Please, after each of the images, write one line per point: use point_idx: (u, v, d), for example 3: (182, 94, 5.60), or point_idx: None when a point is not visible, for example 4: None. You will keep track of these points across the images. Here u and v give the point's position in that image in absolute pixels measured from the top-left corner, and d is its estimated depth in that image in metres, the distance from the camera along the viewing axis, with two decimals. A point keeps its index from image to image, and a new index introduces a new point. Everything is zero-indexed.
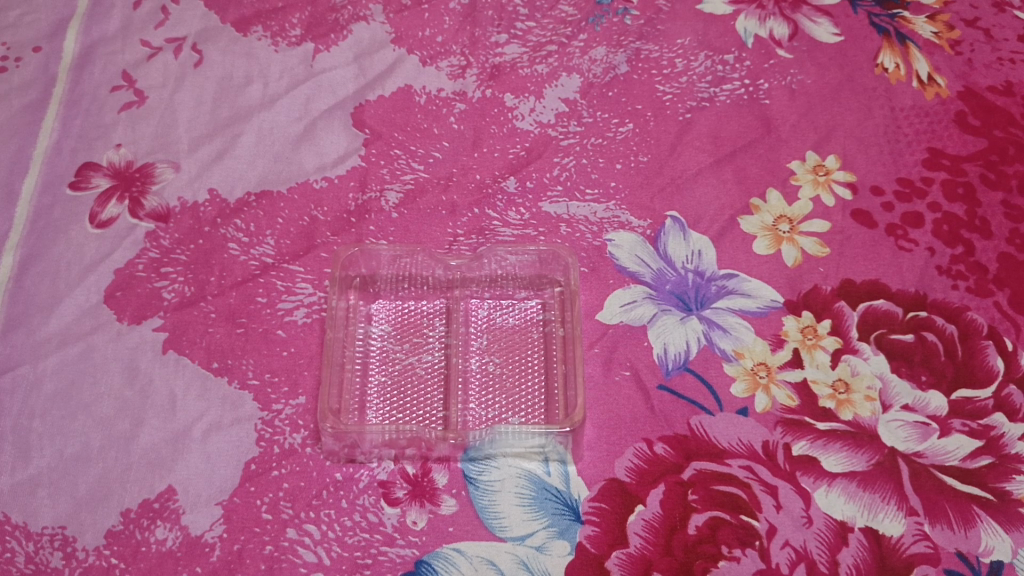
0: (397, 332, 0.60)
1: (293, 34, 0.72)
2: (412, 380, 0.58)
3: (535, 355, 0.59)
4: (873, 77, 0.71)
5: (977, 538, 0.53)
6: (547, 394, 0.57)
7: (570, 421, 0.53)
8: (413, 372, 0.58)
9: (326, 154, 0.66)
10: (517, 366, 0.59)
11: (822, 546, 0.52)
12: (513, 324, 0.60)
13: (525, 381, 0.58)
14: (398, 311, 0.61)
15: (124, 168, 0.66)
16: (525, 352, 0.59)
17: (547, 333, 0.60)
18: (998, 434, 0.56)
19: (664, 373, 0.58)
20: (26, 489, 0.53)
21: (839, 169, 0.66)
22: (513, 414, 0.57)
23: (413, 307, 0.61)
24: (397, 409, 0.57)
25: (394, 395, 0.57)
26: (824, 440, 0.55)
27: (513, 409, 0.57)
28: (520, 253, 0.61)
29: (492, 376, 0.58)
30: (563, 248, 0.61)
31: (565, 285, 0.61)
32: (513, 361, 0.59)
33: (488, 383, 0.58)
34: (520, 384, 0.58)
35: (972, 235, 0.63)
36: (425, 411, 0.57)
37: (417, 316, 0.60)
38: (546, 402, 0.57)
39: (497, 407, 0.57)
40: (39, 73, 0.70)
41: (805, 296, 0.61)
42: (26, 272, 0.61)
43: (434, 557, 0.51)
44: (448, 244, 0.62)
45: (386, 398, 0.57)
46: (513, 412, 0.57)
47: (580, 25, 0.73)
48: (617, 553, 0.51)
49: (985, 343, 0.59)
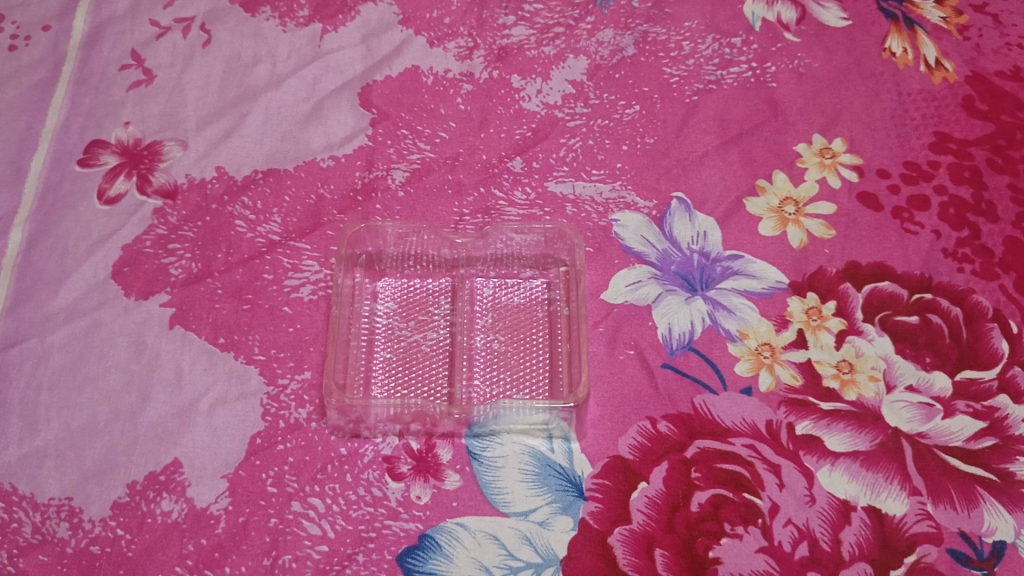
0: (403, 310, 0.60)
1: (301, 15, 0.72)
2: (418, 357, 0.58)
3: (541, 333, 0.59)
4: (881, 61, 0.71)
5: (980, 518, 0.53)
6: (552, 371, 0.58)
7: (576, 396, 0.54)
8: (418, 350, 0.58)
9: (333, 134, 0.66)
10: (523, 343, 0.59)
11: (825, 524, 0.52)
12: (519, 302, 0.61)
13: (529, 359, 0.58)
14: (404, 289, 0.61)
15: (132, 146, 0.66)
16: (530, 330, 0.59)
17: (554, 310, 0.60)
18: (1002, 416, 0.56)
19: (670, 355, 0.58)
20: (33, 460, 0.54)
21: (845, 152, 0.66)
22: (518, 391, 0.57)
23: (418, 285, 0.61)
24: (402, 385, 0.57)
25: (399, 371, 0.58)
26: (828, 420, 0.55)
27: (519, 386, 0.57)
28: (525, 232, 0.61)
29: (497, 354, 0.59)
30: (570, 228, 0.61)
31: (571, 263, 0.61)
32: (519, 340, 0.59)
33: (495, 361, 0.58)
34: (526, 362, 0.58)
35: (978, 218, 0.63)
36: (429, 387, 0.57)
37: (423, 294, 0.61)
38: (551, 379, 0.57)
39: (502, 384, 0.57)
40: (49, 51, 0.70)
41: (810, 277, 0.61)
42: (35, 248, 0.61)
43: (438, 531, 0.51)
44: (454, 224, 0.63)
45: (392, 374, 0.58)
46: (518, 389, 0.57)
47: (588, 8, 0.73)
48: (620, 530, 0.52)
49: (990, 326, 0.59)
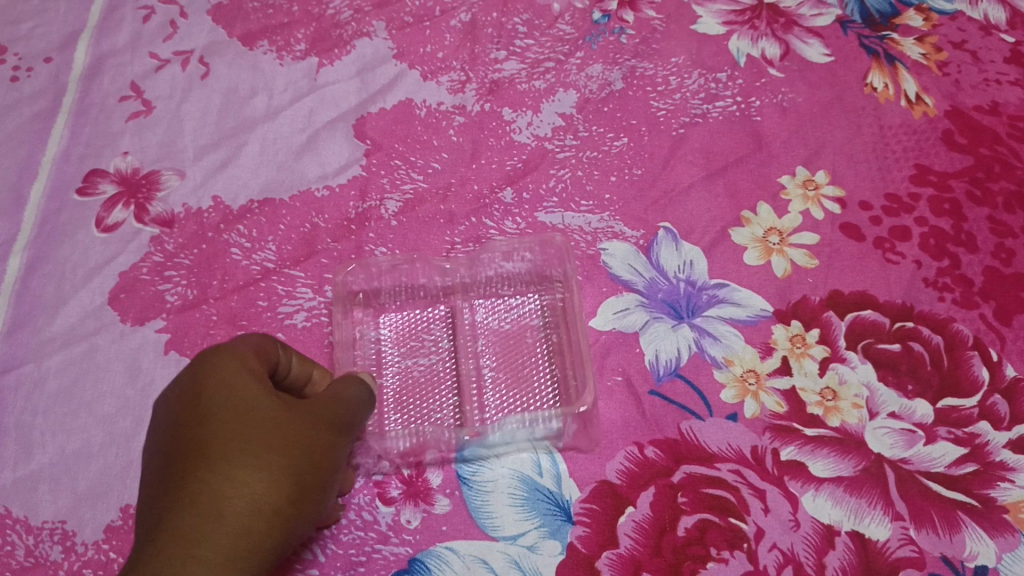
0: (402, 340, 0.62)
1: (298, 49, 0.73)
2: (422, 385, 0.60)
3: (540, 345, 0.62)
4: (863, 95, 0.73)
5: (962, 543, 0.54)
6: (558, 386, 0.60)
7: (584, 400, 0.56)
8: (423, 377, 0.61)
9: (328, 164, 0.68)
10: (523, 356, 0.61)
11: (809, 548, 0.53)
12: (516, 318, 0.63)
13: (536, 377, 0.60)
14: (403, 320, 0.63)
15: (131, 175, 0.67)
16: (531, 350, 0.62)
17: (551, 324, 0.62)
18: (983, 442, 0.57)
19: (654, 373, 0.59)
20: (27, 483, 0.55)
21: (828, 184, 0.68)
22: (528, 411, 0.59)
23: (417, 315, 0.64)
24: (410, 412, 0.59)
25: (406, 399, 0.60)
26: (812, 445, 0.56)
27: (526, 398, 0.60)
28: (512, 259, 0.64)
29: (504, 375, 0.61)
30: (562, 243, 0.63)
31: (564, 278, 0.63)
32: (523, 360, 0.61)
33: (500, 377, 0.61)
34: (533, 380, 0.60)
35: (958, 249, 0.65)
36: (438, 414, 0.59)
37: (422, 322, 0.63)
38: (561, 388, 0.60)
39: (506, 399, 0.60)
40: (50, 83, 0.71)
41: (795, 306, 0.62)
42: (33, 274, 0.63)
43: (428, 555, 0.53)
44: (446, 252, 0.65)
45: (399, 402, 0.60)
46: (528, 409, 0.59)
47: (577, 43, 0.75)
48: (607, 554, 0.53)
49: (971, 353, 0.60)
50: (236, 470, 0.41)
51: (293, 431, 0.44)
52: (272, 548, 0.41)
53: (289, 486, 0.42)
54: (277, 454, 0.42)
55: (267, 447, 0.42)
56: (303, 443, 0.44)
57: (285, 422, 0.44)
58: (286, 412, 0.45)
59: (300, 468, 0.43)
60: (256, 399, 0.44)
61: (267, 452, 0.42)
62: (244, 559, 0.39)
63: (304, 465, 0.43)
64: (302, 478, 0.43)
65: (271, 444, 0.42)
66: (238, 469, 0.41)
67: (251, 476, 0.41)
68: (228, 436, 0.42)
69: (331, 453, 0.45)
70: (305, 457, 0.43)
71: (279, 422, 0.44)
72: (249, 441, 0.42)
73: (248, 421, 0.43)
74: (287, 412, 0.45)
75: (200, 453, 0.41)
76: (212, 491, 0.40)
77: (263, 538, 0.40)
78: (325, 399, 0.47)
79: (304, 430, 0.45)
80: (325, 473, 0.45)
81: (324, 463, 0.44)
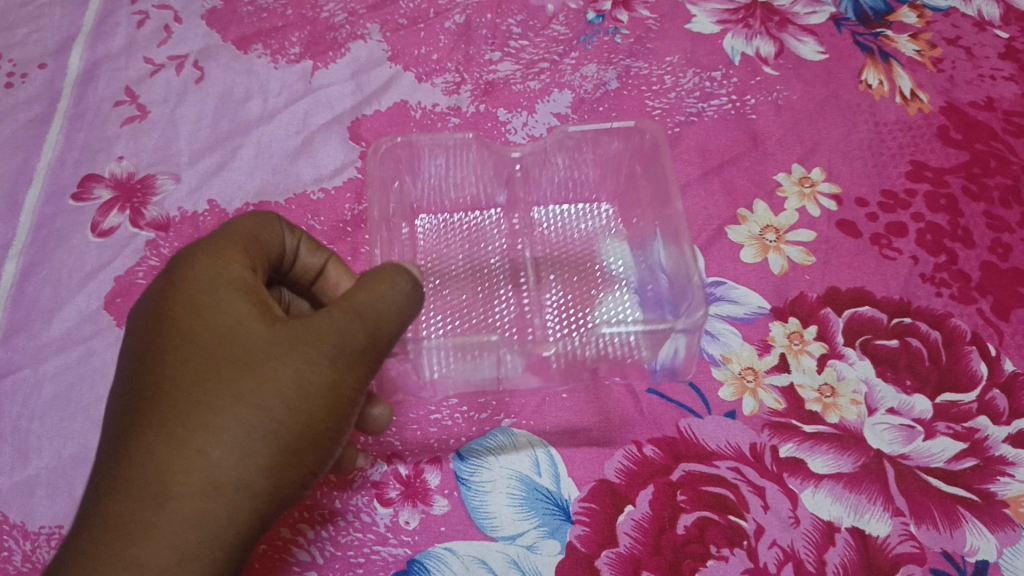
0: (451, 238, 0.66)
1: (292, 52, 0.73)
2: (478, 277, 0.65)
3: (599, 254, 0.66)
4: (858, 92, 0.73)
5: (963, 538, 0.53)
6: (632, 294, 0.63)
7: (682, 318, 0.56)
8: (479, 269, 0.65)
9: (324, 166, 0.68)
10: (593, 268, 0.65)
11: (809, 545, 0.53)
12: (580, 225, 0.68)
13: (607, 285, 0.64)
14: (448, 222, 0.67)
15: (126, 179, 0.67)
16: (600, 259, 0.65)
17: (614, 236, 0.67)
18: (982, 436, 0.57)
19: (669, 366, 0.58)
20: (24, 489, 0.54)
21: (824, 181, 0.68)
22: (605, 314, 0.63)
23: (467, 218, 0.68)
24: (463, 300, 0.63)
25: (457, 288, 0.64)
26: (811, 442, 0.56)
27: (592, 313, 0.63)
28: (567, 168, 0.67)
29: (575, 282, 0.65)
30: (661, 140, 0.62)
31: (651, 171, 0.64)
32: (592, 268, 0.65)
33: (560, 291, 0.64)
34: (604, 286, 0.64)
35: (955, 244, 0.65)
36: (493, 304, 0.63)
37: (474, 224, 0.68)
38: (633, 296, 0.63)
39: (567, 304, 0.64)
40: (45, 89, 0.71)
41: (792, 302, 0.62)
42: (29, 280, 0.63)
43: (426, 556, 0.53)
44: (497, 163, 0.67)
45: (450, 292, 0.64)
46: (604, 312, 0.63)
47: (572, 44, 0.75)
48: (607, 552, 0.52)
49: (969, 348, 0.60)
50: (194, 440, 0.42)
51: (272, 386, 0.43)
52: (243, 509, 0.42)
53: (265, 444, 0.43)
54: (242, 420, 0.42)
55: (227, 408, 0.42)
56: (283, 400, 0.43)
57: (264, 371, 0.43)
58: (269, 356, 0.44)
59: (274, 431, 0.43)
60: (233, 342, 0.44)
61: (233, 413, 0.42)
62: (203, 537, 0.41)
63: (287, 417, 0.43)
64: (277, 441, 0.43)
65: (249, 399, 0.43)
66: (199, 439, 0.42)
67: (213, 445, 0.42)
68: (208, 391, 0.43)
69: (325, 395, 0.44)
70: (287, 409, 0.43)
71: (260, 367, 0.43)
72: (215, 402, 0.42)
73: (223, 372, 0.43)
74: (275, 353, 0.44)
75: (160, 417, 0.43)
76: (161, 468, 0.42)
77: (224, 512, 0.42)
78: (334, 325, 0.44)
79: (290, 377, 0.43)
80: (313, 428, 0.44)
81: (311, 417, 0.44)
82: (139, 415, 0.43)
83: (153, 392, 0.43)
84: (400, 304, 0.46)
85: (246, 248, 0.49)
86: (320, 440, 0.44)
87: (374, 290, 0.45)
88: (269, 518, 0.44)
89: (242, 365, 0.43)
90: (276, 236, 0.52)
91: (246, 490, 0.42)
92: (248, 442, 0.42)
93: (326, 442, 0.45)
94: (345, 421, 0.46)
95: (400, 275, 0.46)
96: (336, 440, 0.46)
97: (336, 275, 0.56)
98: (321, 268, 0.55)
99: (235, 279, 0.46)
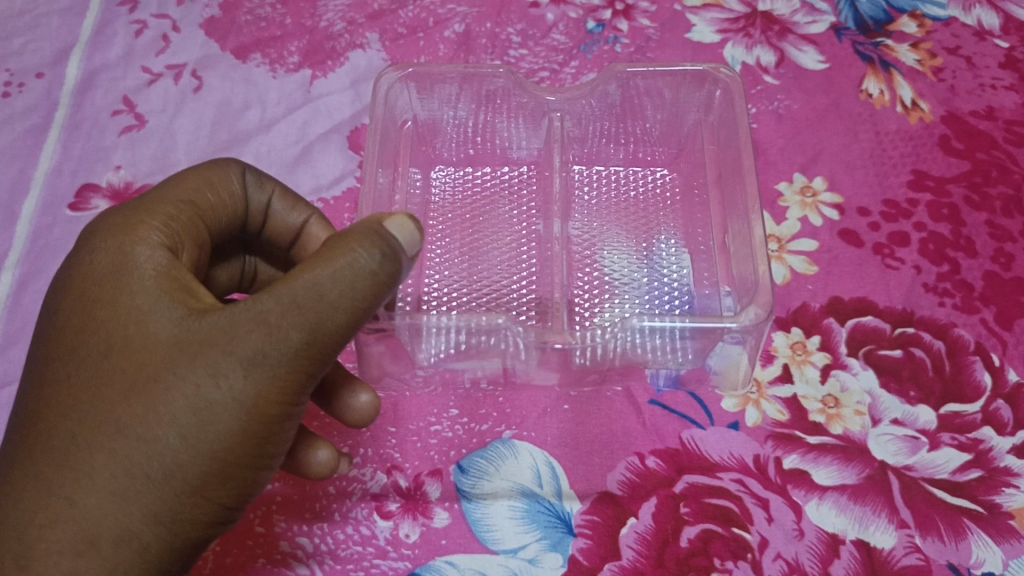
0: (466, 194, 0.68)
1: (291, 61, 0.73)
2: (496, 239, 0.66)
3: (622, 250, 0.65)
4: (859, 102, 0.72)
5: (968, 550, 0.53)
6: (670, 282, 0.64)
7: (739, 317, 0.54)
8: (497, 228, 0.66)
9: (323, 176, 0.68)
10: (623, 257, 0.65)
11: (814, 558, 0.52)
12: (621, 190, 0.69)
13: (643, 272, 0.64)
14: (460, 179, 0.69)
15: (123, 189, 0.67)
16: (617, 246, 0.66)
17: (635, 223, 0.67)
18: (987, 448, 0.56)
19: (709, 369, 0.57)
20: None
21: (826, 191, 0.68)
22: (644, 301, 0.63)
23: (492, 174, 0.70)
24: (471, 257, 0.65)
25: (465, 247, 0.65)
26: (815, 453, 0.56)
27: (628, 299, 0.63)
28: (599, 117, 0.69)
29: (605, 269, 0.65)
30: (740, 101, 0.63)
31: (725, 142, 0.64)
32: (609, 256, 0.65)
33: (592, 278, 0.64)
34: (639, 274, 0.64)
35: (957, 254, 0.64)
36: (512, 266, 0.65)
37: (498, 180, 0.69)
38: (676, 285, 0.63)
39: (600, 296, 0.63)
40: (42, 98, 0.71)
41: (795, 313, 0.62)
42: (25, 291, 0.62)
43: (427, 570, 0.52)
44: (517, 126, 0.70)
45: (459, 251, 0.65)
46: (642, 300, 0.63)
47: (571, 53, 0.75)
48: (609, 566, 0.52)
49: (973, 358, 0.60)
50: (68, 486, 0.40)
51: (165, 414, 0.40)
52: (127, 557, 0.40)
53: (152, 487, 0.40)
54: (124, 459, 0.40)
55: (113, 442, 0.41)
56: (176, 429, 0.40)
57: (157, 395, 0.41)
58: (165, 371, 0.41)
59: (164, 468, 0.40)
60: (128, 356, 0.42)
61: (116, 450, 0.40)
62: None
63: (182, 452, 0.40)
64: (169, 477, 0.40)
65: (139, 431, 0.40)
66: (76, 485, 0.40)
67: (88, 492, 0.40)
68: (99, 418, 0.41)
69: (231, 419, 0.41)
70: (182, 442, 0.40)
71: (153, 391, 0.41)
72: (96, 438, 0.41)
73: (112, 398, 0.41)
74: (173, 368, 0.41)
75: (38, 456, 0.41)
76: (29, 520, 0.40)
77: (103, 568, 0.40)
78: (251, 328, 0.40)
79: (187, 401, 0.40)
80: (217, 460, 0.41)
81: (213, 447, 0.41)
82: (22, 451, 0.42)
83: (35, 425, 0.42)
84: (359, 288, 0.41)
85: (167, 224, 0.46)
86: (228, 473, 0.41)
87: (319, 272, 0.41)
88: (172, 565, 0.42)
89: (132, 390, 0.41)
90: (229, 194, 0.51)
91: (131, 542, 0.40)
92: (131, 485, 0.40)
93: (237, 473, 0.42)
94: (265, 444, 0.42)
95: (360, 245, 0.41)
96: (256, 466, 0.42)
97: (314, 230, 0.55)
98: (301, 225, 0.55)
99: (144, 270, 0.44)
